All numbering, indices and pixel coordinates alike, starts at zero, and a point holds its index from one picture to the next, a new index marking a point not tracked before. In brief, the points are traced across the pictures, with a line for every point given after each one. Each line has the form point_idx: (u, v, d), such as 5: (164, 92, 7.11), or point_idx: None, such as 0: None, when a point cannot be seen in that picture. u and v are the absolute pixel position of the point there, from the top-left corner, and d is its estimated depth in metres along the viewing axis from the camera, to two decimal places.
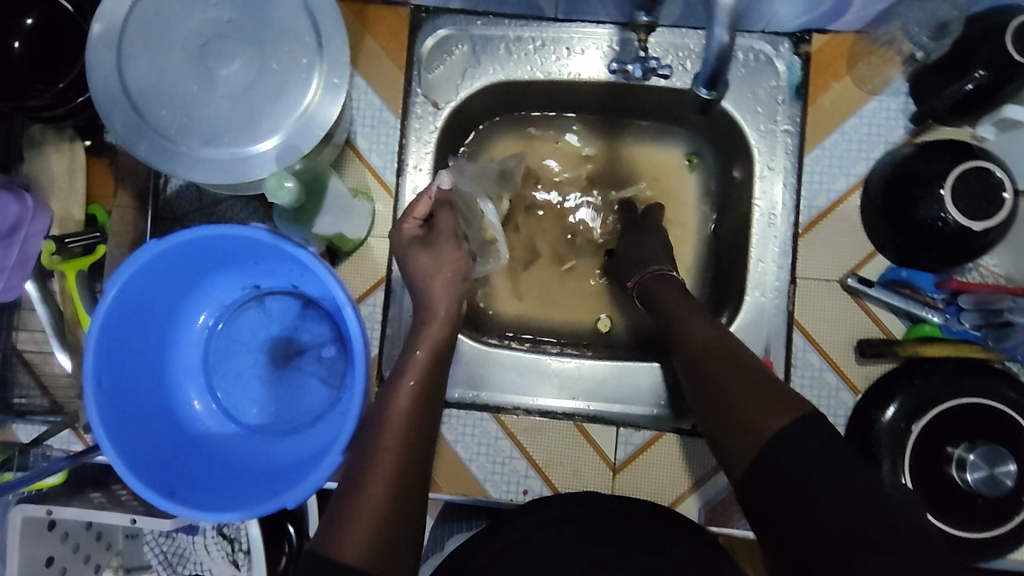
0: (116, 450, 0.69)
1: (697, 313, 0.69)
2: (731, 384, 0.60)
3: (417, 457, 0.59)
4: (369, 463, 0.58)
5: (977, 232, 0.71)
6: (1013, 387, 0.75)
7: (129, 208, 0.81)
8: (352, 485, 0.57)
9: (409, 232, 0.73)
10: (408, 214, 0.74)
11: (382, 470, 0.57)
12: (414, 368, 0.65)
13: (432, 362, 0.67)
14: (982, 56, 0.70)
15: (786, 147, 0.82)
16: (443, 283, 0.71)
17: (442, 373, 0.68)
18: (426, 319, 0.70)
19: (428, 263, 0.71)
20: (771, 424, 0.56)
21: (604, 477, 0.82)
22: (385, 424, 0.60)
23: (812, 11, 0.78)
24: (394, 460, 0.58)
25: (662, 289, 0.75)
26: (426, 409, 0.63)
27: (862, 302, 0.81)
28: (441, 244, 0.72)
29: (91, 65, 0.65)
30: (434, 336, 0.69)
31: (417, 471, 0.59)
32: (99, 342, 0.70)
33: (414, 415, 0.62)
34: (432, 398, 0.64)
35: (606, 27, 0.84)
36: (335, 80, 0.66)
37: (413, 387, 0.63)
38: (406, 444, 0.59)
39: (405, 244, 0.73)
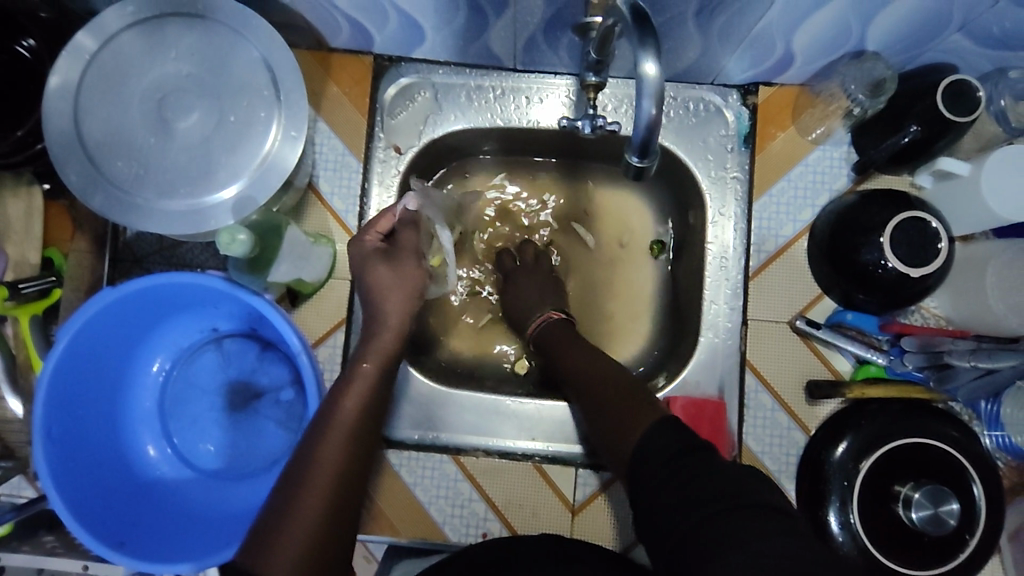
0: (64, 500, 0.69)
1: (579, 348, 0.73)
2: (607, 405, 0.64)
3: (351, 479, 0.58)
4: (302, 487, 0.57)
5: (915, 279, 0.75)
6: (956, 425, 0.77)
7: (86, 253, 0.81)
8: (281, 508, 0.56)
9: (370, 245, 0.71)
10: (370, 228, 0.72)
11: (315, 491, 0.56)
12: (360, 382, 0.64)
13: (380, 376, 0.64)
14: (917, 111, 0.74)
15: (736, 193, 0.86)
16: (400, 298, 0.69)
17: (388, 386, 0.66)
18: (376, 332, 0.68)
19: (386, 277, 0.69)
20: (630, 439, 0.58)
21: (563, 519, 0.82)
22: (322, 444, 0.59)
23: (757, 67, 0.81)
24: (329, 482, 0.57)
25: (557, 329, 0.78)
26: (368, 427, 0.61)
27: (811, 343, 0.84)
28: (403, 260, 0.71)
29: (48, 117, 0.65)
30: (383, 349, 0.66)
31: (350, 494, 0.58)
32: (49, 391, 0.69)
33: (353, 435, 0.60)
34: (375, 413, 0.63)
35: (563, 77, 0.88)
36: (293, 133, 0.68)
37: (356, 403, 0.62)
38: (340, 466, 0.58)
39: (364, 257, 0.70)
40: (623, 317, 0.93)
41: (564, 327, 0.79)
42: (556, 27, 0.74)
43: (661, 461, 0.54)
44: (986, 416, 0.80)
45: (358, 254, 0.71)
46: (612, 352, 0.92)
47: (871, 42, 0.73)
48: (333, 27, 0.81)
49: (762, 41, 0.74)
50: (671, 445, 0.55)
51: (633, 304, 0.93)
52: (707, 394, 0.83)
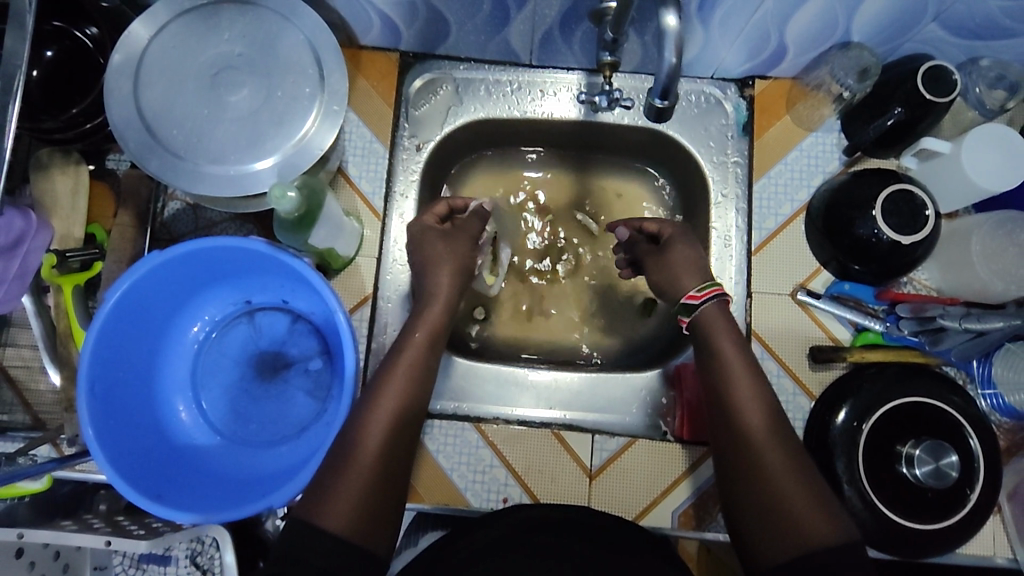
0: (105, 454, 0.71)
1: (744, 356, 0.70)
2: (783, 482, 0.62)
3: (404, 430, 0.67)
4: (359, 438, 0.65)
5: (907, 246, 0.80)
6: (957, 392, 0.81)
7: (128, 226, 0.85)
8: (342, 455, 0.64)
9: (428, 222, 0.82)
10: (428, 210, 0.83)
11: (371, 441, 0.65)
12: (410, 349, 0.73)
13: (429, 344, 0.74)
14: (900, 95, 0.82)
15: (737, 176, 0.92)
16: (449, 273, 0.80)
17: (436, 355, 0.75)
18: (427, 303, 0.78)
19: (443, 249, 0.81)
20: (819, 533, 0.59)
21: (582, 485, 0.85)
22: (380, 400, 0.68)
23: (753, 59, 0.89)
24: (384, 433, 0.65)
25: (723, 326, 0.72)
26: (420, 385, 0.71)
27: (813, 314, 0.89)
28: (459, 238, 0.82)
29: (110, 91, 0.71)
30: (431, 321, 0.76)
31: (403, 446, 0.66)
32: (94, 349, 0.72)
33: (407, 392, 0.69)
34: (424, 376, 0.72)
35: (574, 73, 0.95)
36: (335, 108, 0.73)
37: (407, 367, 0.71)
38: (393, 420, 0.67)
39: (424, 231, 0.81)
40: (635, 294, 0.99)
41: (732, 326, 0.73)
42: (572, 20, 0.82)
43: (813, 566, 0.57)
44: (979, 377, 0.85)
45: (417, 231, 0.82)
46: (622, 332, 0.98)
47: (856, 34, 0.81)
48: (364, 23, 0.88)
49: (757, 34, 0.82)
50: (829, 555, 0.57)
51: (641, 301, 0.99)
52: None
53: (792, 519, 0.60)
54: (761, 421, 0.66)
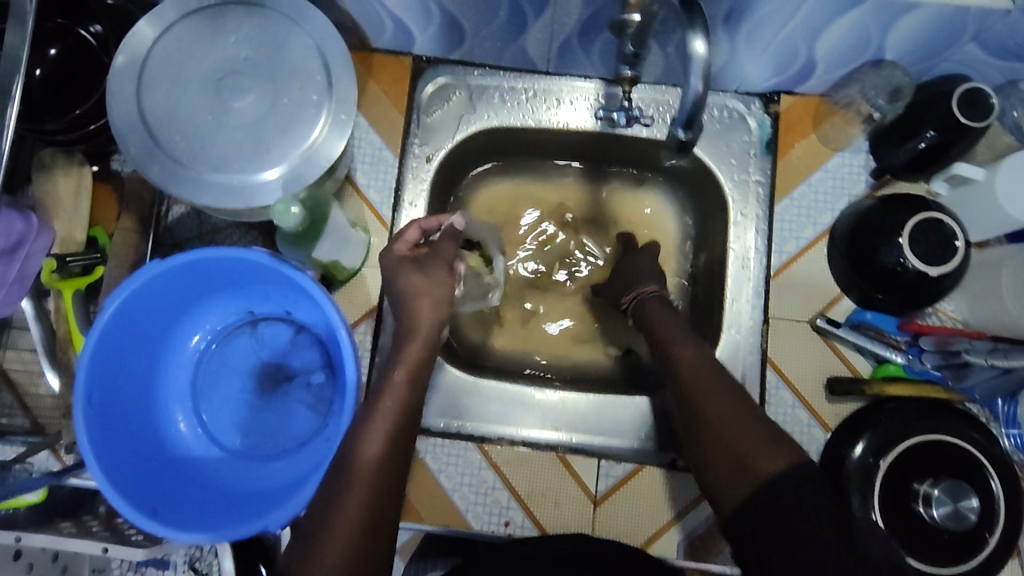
0: (101, 467, 0.70)
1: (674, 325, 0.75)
2: (727, 424, 0.60)
3: (388, 483, 0.61)
4: (339, 499, 0.59)
5: (935, 277, 0.77)
6: (977, 428, 0.78)
7: (131, 231, 0.83)
8: (325, 511, 0.59)
9: (399, 249, 0.72)
10: (401, 237, 0.73)
11: (353, 501, 0.59)
12: (393, 393, 0.65)
13: (410, 386, 0.66)
14: (932, 117, 0.78)
15: (758, 196, 0.89)
16: (429, 303, 0.69)
17: (420, 397, 0.67)
18: (407, 339, 0.68)
19: (419, 282, 0.70)
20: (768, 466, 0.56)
21: (586, 510, 0.83)
22: (360, 454, 0.61)
23: (780, 74, 0.85)
24: (364, 492, 0.59)
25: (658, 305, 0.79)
26: (405, 431, 0.64)
27: (831, 343, 0.86)
28: (435, 267, 0.72)
29: (112, 94, 0.69)
30: (414, 359, 0.67)
31: (387, 498, 0.61)
32: (93, 358, 0.71)
33: (390, 442, 0.62)
34: (407, 423, 0.65)
35: (592, 81, 0.91)
36: (342, 117, 0.71)
37: (390, 413, 0.64)
38: (379, 476, 0.60)
39: (397, 261, 0.71)
40: None
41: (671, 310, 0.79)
42: (592, 30, 0.78)
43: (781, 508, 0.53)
44: (1003, 416, 0.82)
45: (389, 262, 0.71)
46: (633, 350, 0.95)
47: (890, 51, 0.77)
48: (377, 26, 0.85)
49: (786, 49, 0.78)
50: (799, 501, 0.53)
51: None
52: None
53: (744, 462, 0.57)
54: (694, 364, 0.67)
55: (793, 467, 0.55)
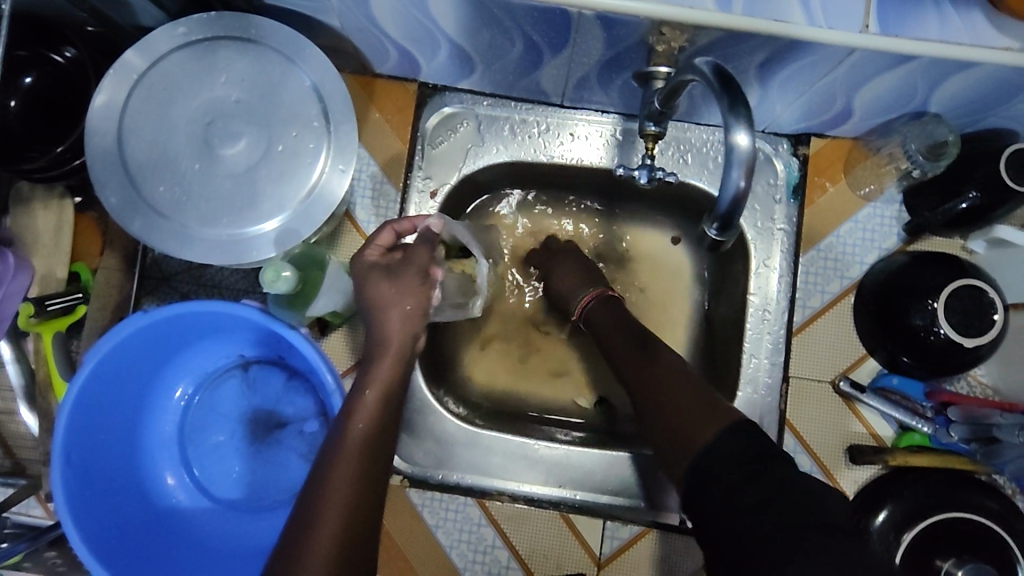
0: (80, 531, 0.66)
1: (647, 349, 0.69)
2: (666, 403, 0.62)
3: (361, 515, 0.53)
4: (308, 534, 0.51)
5: (968, 347, 0.72)
6: (995, 497, 0.75)
7: (115, 271, 0.78)
8: (293, 545, 0.51)
9: (371, 258, 0.64)
10: (371, 242, 0.65)
11: (322, 536, 0.51)
12: (365, 412, 0.59)
13: (383, 407, 0.59)
14: (977, 177, 0.73)
15: (782, 245, 0.83)
16: (400, 316, 0.61)
17: (395, 413, 0.61)
18: (378, 353, 0.61)
19: (388, 292, 0.62)
20: (701, 437, 0.57)
21: (588, 570, 0.81)
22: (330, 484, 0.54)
23: (810, 119, 0.80)
24: (336, 526, 0.52)
25: (604, 311, 0.77)
26: (379, 449, 0.58)
27: (854, 407, 0.81)
28: (405, 275, 0.62)
29: (92, 136, 0.64)
30: (386, 373, 0.61)
31: (362, 528, 0.53)
32: (70, 416, 0.67)
33: (364, 464, 0.56)
34: (380, 449, 0.58)
35: (609, 116, 0.85)
36: (341, 166, 0.65)
37: (363, 433, 0.57)
38: (355, 499, 0.54)
39: (364, 271, 0.63)
40: None
41: (612, 301, 0.78)
42: (612, 69, 0.72)
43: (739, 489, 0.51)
44: None
45: (359, 270, 0.64)
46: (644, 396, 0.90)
47: (934, 105, 0.71)
48: (380, 53, 0.79)
49: (822, 96, 0.72)
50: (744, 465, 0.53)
51: None
52: None
53: (686, 439, 0.58)
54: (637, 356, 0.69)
55: (724, 432, 0.56)
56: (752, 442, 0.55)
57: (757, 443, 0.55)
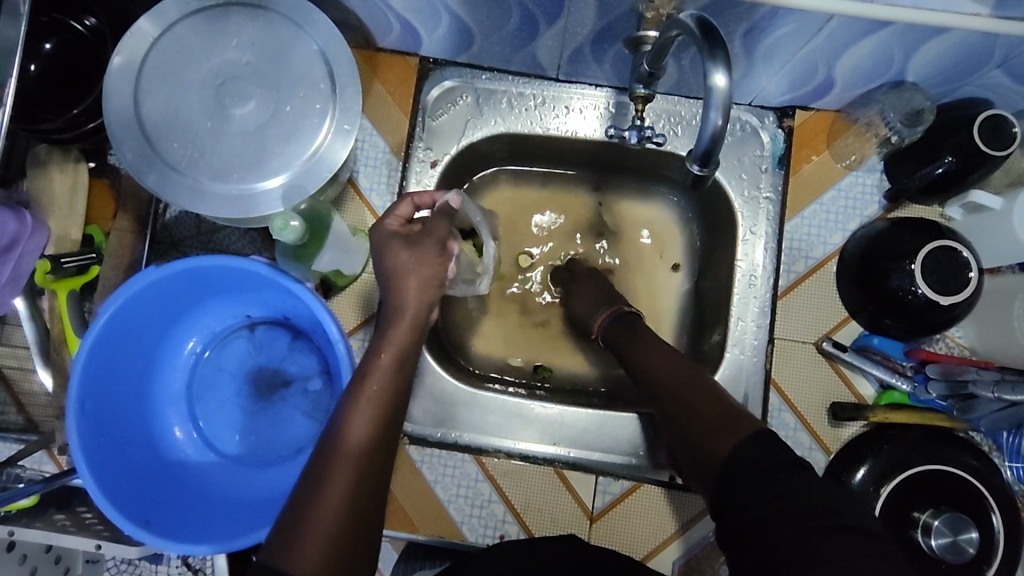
0: (94, 475, 0.69)
1: (653, 343, 0.71)
2: (684, 408, 0.61)
3: (375, 468, 0.55)
4: (323, 483, 0.53)
5: (944, 306, 0.75)
6: (975, 455, 0.78)
7: (128, 232, 0.82)
8: (308, 492, 0.53)
9: (391, 228, 0.66)
10: (391, 213, 0.68)
11: (336, 487, 0.52)
12: (379, 375, 0.59)
13: (398, 369, 0.60)
14: (952, 143, 0.77)
15: (768, 213, 0.87)
16: (416, 284, 0.63)
17: (408, 379, 0.62)
18: (393, 319, 0.63)
19: (405, 261, 0.63)
20: (722, 446, 0.55)
21: (581, 524, 0.83)
22: (344, 439, 0.55)
23: (795, 90, 0.83)
24: (351, 476, 0.53)
25: (619, 330, 0.76)
26: (393, 412, 0.58)
27: (836, 365, 0.85)
28: (424, 245, 0.64)
29: (108, 95, 0.67)
30: (402, 339, 0.62)
31: (376, 481, 0.54)
32: (86, 365, 0.70)
33: (377, 425, 0.56)
34: (395, 408, 0.59)
35: (603, 90, 0.89)
36: (346, 126, 0.69)
37: (377, 395, 0.58)
38: (367, 458, 0.54)
39: (386, 238, 0.65)
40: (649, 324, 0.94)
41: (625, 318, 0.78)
42: (605, 40, 0.76)
43: (765, 481, 0.50)
44: (1006, 448, 0.81)
45: (379, 238, 0.66)
46: None
47: (911, 74, 0.75)
48: (384, 26, 0.82)
49: (805, 65, 0.76)
50: (766, 463, 0.51)
51: None
52: None
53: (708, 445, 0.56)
54: (658, 357, 0.68)
55: (746, 439, 0.54)
56: (768, 445, 0.53)
57: (780, 449, 0.52)
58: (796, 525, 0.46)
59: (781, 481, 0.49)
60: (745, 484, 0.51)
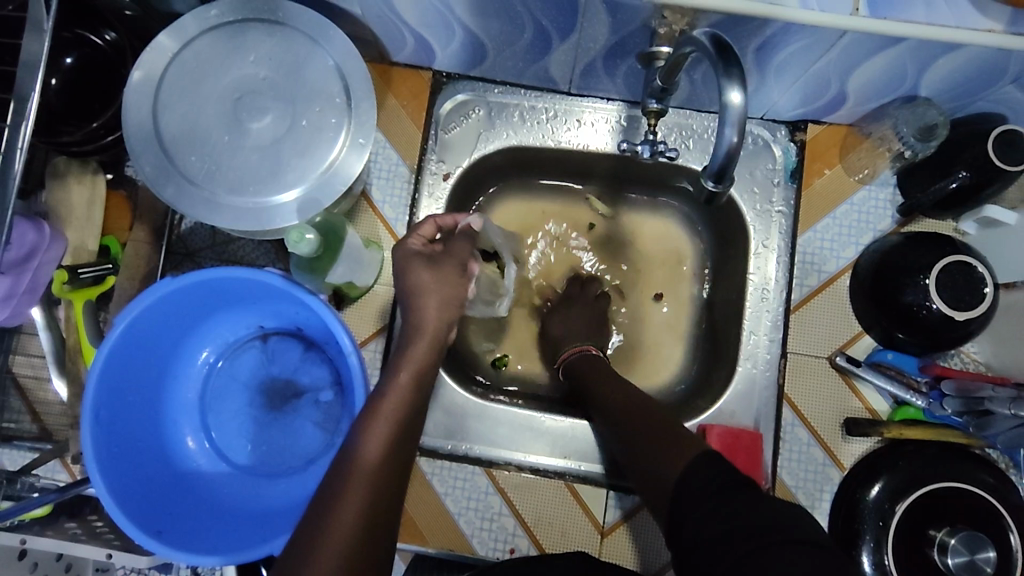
0: (107, 485, 0.70)
1: (609, 378, 0.77)
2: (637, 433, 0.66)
3: (388, 487, 0.54)
4: (338, 498, 0.53)
5: (960, 322, 0.75)
6: (992, 472, 0.77)
7: (143, 243, 0.82)
8: (321, 510, 0.52)
9: (415, 247, 0.67)
10: (415, 232, 0.68)
11: (351, 505, 0.52)
12: (396, 394, 0.59)
13: (415, 389, 0.60)
14: (966, 158, 0.76)
15: (780, 227, 0.87)
16: (437, 304, 0.64)
17: (424, 398, 0.62)
18: (412, 338, 0.63)
19: (428, 280, 0.64)
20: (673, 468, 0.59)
21: (592, 540, 0.83)
22: (359, 456, 0.55)
23: (807, 105, 0.83)
24: (365, 495, 0.53)
25: (579, 362, 0.82)
26: (408, 432, 0.58)
27: (850, 380, 0.84)
28: (447, 265, 0.66)
29: (128, 109, 0.68)
30: (421, 358, 0.62)
31: (389, 500, 0.54)
32: (101, 376, 0.70)
33: (391, 445, 0.56)
34: (411, 428, 0.59)
35: (614, 104, 0.89)
36: (361, 140, 0.69)
37: (393, 415, 0.58)
38: (381, 477, 0.54)
39: (408, 258, 0.65)
40: (661, 340, 0.94)
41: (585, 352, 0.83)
42: (617, 55, 0.76)
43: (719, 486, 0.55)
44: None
45: (402, 256, 0.66)
46: (644, 372, 0.93)
47: (924, 89, 0.75)
48: (398, 41, 0.83)
49: (817, 80, 0.76)
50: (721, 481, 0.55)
51: (665, 352, 0.94)
52: (743, 425, 0.84)
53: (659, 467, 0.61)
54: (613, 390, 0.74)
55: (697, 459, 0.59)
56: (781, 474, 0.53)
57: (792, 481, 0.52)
58: (757, 534, 0.48)
59: (734, 499, 0.52)
60: (699, 497, 0.55)
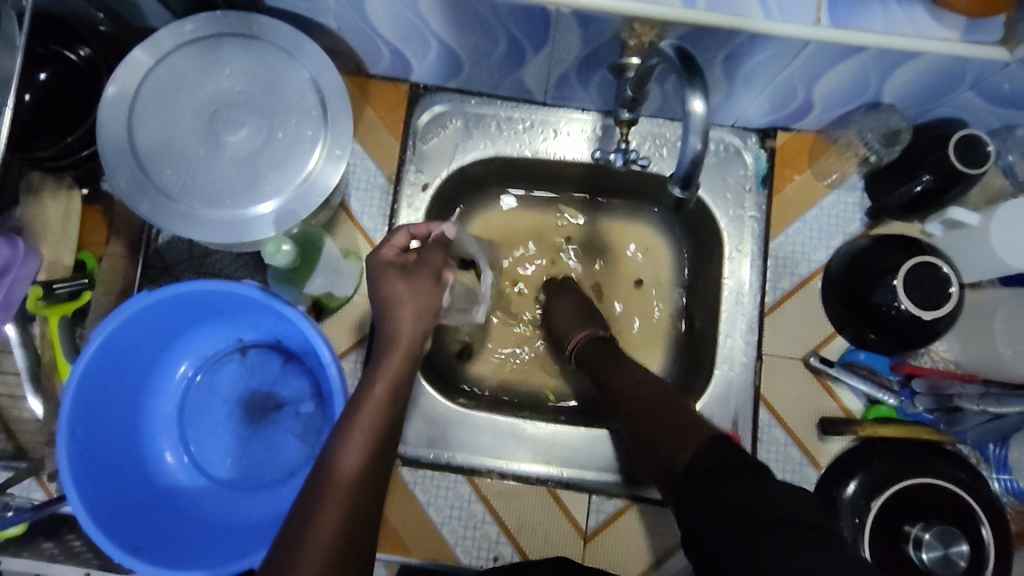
0: (84, 502, 0.69)
1: (627, 364, 0.75)
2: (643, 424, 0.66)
3: (363, 501, 0.55)
4: (315, 514, 0.53)
5: (927, 321, 0.77)
6: (965, 468, 0.79)
7: (120, 257, 0.83)
8: (298, 526, 0.53)
9: (387, 257, 0.66)
10: (387, 242, 0.67)
11: (327, 520, 0.52)
12: (371, 408, 0.60)
13: (390, 401, 0.61)
14: (930, 162, 0.79)
15: (753, 231, 0.88)
16: (412, 314, 0.64)
17: (399, 410, 0.62)
18: (386, 350, 0.63)
19: (403, 291, 0.64)
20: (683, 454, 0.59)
21: (575, 545, 0.83)
22: (335, 471, 0.55)
23: (776, 112, 0.85)
24: (342, 510, 0.53)
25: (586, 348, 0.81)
26: (384, 444, 0.59)
27: (824, 380, 0.86)
28: (421, 275, 0.65)
29: (102, 124, 0.68)
30: (395, 370, 0.62)
31: (365, 514, 0.55)
32: (77, 392, 0.70)
33: (368, 458, 0.57)
34: (387, 440, 0.59)
35: (589, 113, 0.91)
36: (338, 151, 0.70)
37: (369, 428, 0.58)
38: (356, 492, 0.55)
39: (381, 268, 0.65)
40: (640, 345, 0.95)
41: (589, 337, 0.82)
42: (590, 66, 0.78)
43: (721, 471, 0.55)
44: (994, 460, 0.83)
45: (374, 266, 0.66)
46: None
47: (887, 96, 0.77)
48: (375, 54, 0.84)
49: (784, 88, 0.78)
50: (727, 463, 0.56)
51: (644, 357, 0.95)
52: (722, 427, 0.85)
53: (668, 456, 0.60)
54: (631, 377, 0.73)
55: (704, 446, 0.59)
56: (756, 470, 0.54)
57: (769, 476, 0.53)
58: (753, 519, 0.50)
59: (730, 483, 0.53)
60: (704, 486, 0.55)
